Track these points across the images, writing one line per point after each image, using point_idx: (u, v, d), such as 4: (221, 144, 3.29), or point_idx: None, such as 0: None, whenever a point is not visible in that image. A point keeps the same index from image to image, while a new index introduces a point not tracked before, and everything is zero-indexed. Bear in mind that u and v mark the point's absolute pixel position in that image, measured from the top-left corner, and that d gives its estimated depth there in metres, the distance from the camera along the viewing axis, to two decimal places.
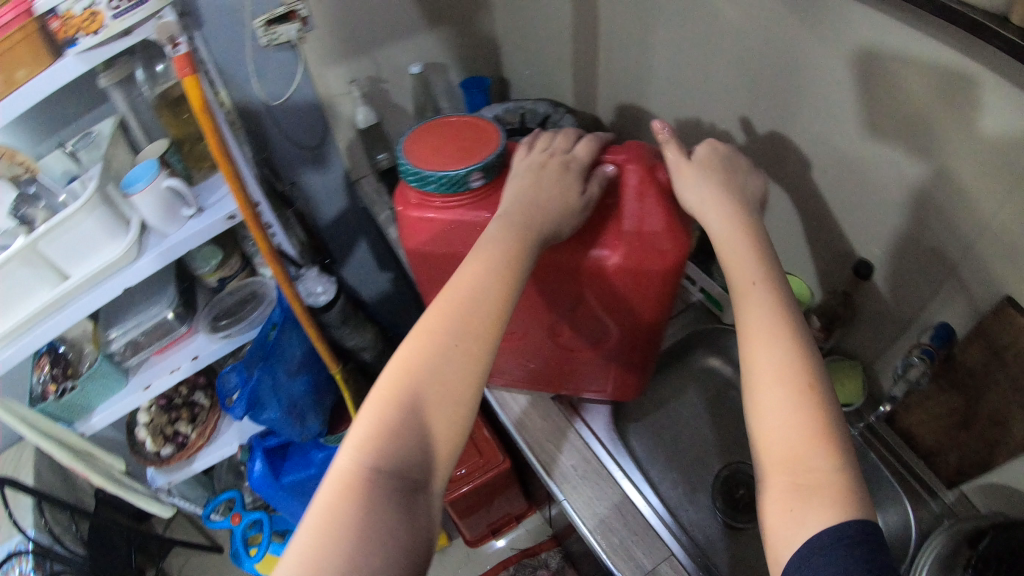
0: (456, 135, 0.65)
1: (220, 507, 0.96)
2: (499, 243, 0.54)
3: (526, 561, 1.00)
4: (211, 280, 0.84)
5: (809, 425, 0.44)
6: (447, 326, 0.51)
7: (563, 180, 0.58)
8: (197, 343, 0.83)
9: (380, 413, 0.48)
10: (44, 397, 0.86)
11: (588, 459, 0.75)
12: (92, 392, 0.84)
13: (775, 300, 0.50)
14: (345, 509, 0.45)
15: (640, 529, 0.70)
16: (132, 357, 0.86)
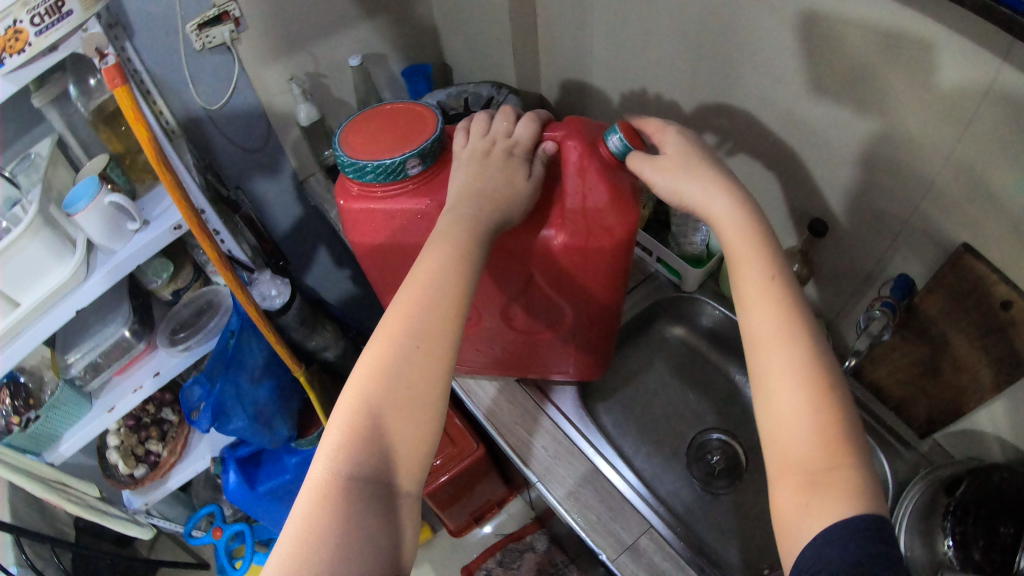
0: (394, 124, 0.65)
1: (201, 523, 0.95)
2: (450, 237, 0.53)
3: (512, 546, 0.99)
4: (165, 293, 0.81)
5: (823, 423, 0.45)
6: (405, 326, 0.50)
7: (508, 166, 0.58)
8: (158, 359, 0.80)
9: (346, 421, 0.48)
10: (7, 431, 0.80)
11: (560, 440, 0.75)
12: (57, 419, 0.82)
13: (792, 298, 0.49)
14: (319, 517, 0.45)
15: (616, 505, 0.70)
16: (94, 380, 0.84)
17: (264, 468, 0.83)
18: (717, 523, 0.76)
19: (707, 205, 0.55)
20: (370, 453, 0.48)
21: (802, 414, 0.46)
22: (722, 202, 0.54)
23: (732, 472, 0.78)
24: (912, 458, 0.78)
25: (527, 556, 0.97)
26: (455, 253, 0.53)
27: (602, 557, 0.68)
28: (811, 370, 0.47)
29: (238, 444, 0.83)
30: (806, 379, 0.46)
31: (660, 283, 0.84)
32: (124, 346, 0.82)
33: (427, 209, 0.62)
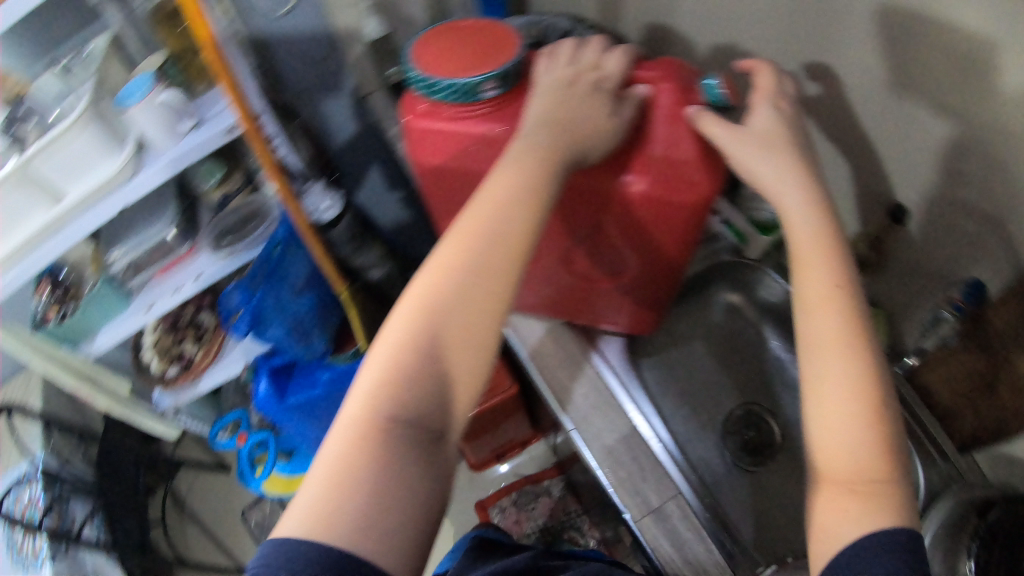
0: (473, 40, 0.61)
1: (227, 428, 0.94)
2: (526, 168, 0.50)
3: (529, 488, 1.00)
4: (214, 196, 0.80)
5: (870, 437, 0.45)
6: (469, 259, 0.47)
7: (594, 100, 0.54)
8: (200, 263, 0.80)
9: (394, 354, 0.46)
10: (45, 321, 0.84)
11: (602, 389, 0.73)
12: (94, 314, 0.82)
13: (856, 310, 0.48)
14: (352, 458, 0.43)
15: (648, 465, 0.68)
16: (134, 280, 0.83)
17: (295, 379, 0.82)
18: (742, 495, 0.75)
19: (784, 190, 0.52)
20: (417, 391, 0.45)
21: (849, 429, 0.46)
22: (796, 198, 0.51)
23: (766, 449, 0.77)
24: (947, 471, 0.69)
25: (543, 499, 0.99)
26: (529, 187, 0.49)
27: (625, 515, 0.67)
28: (859, 380, 0.47)
29: (273, 354, 0.83)
30: (854, 391, 0.46)
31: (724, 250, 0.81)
32: (168, 247, 0.81)
33: (498, 135, 0.59)
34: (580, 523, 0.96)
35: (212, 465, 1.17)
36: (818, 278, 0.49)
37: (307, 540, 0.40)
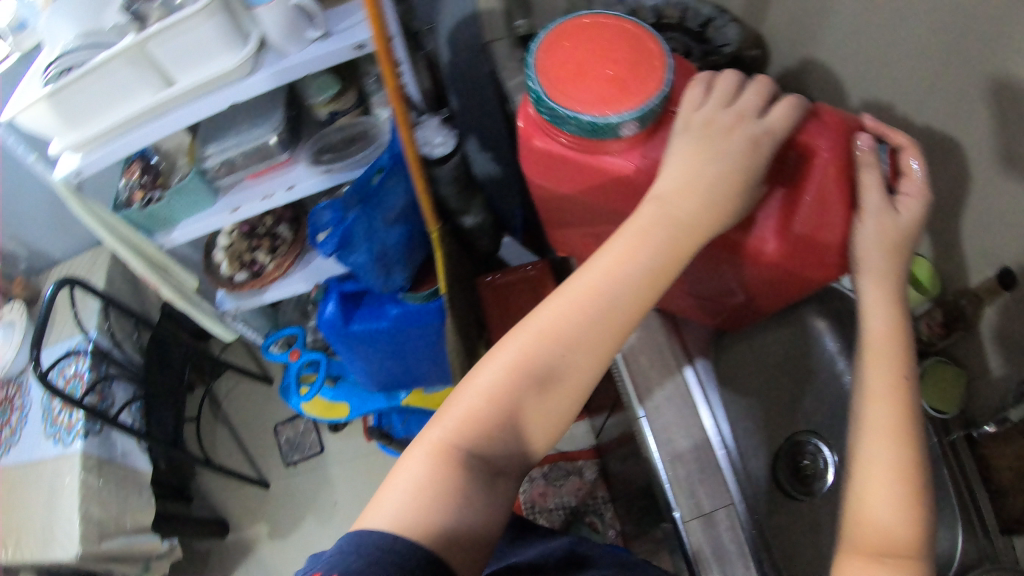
0: (613, 57, 0.50)
1: (280, 342, 0.98)
2: (674, 223, 0.45)
3: (563, 464, 1.07)
4: (322, 112, 0.79)
5: (909, 530, 0.46)
6: (594, 306, 0.44)
7: (753, 158, 0.45)
8: (295, 175, 0.80)
9: (483, 404, 0.44)
10: (129, 204, 0.83)
11: (679, 384, 0.71)
12: (179, 206, 0.81)
13: (911, 407, 0.49)
14: (437, 480, 0.42)
15: (709, 470, 0.66)
16: (225, 178, 0.82)
17: (362, 308, 0.83)
18: (790, 517, 0.74)
19: (884, 287, 0.52)
20: (518, 427, 0.44)
21: (892, 507, 0.46)
22: (871, 294, 0.52)
23: (816, 480, 0.75)
24: (986, 546, 0.64)
25: (574, 477, 1.05)
26: (677, 245, 0.45)
27: (675, 513, 0.65)
28: (904, 468, 0.48)
29: (344, 279, 0.84)
30: (900, 478, 0.47)
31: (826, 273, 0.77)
32: (266, 152, 0.79)
33: (633, 178, 0.50)
34: (603, 511, 1.02)
35: (256, 375, 1.21)
36: (883, 373, 0.50)
37: (385, 529, 0.40)
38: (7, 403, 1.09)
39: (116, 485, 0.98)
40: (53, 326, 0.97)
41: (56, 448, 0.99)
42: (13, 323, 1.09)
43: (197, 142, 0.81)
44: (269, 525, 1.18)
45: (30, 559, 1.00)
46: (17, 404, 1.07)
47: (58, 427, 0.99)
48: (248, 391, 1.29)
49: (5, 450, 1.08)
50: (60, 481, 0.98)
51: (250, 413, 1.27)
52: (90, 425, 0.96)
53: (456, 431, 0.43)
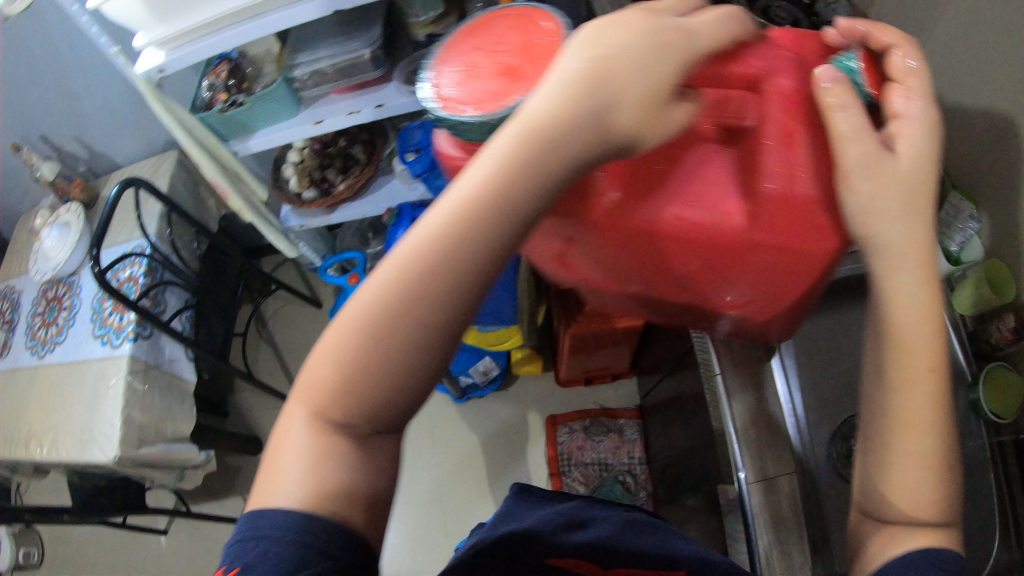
0: (502, 49, 0.41)
1: (336, 266, 0.99)
2: (563, 135, 0.30)
3: (605, 420, 1.18)
4: (419, 34, 0.78)
5: (937, 504, 0.38)
6: (439, 250, 0.30)
7: (648, 54, 0.30)
8: (385, 93, 0.79)
9: (324, 376, 0.33)
10: (209, 106, 0.79)
11: (757, 343, 0.70)
12: (261, 114, 0.79)
13: (949, 385, 0.38)
14: (299, 458, 0.33)
15: (779, 436, 0.65)
16: (312, 90, 0.80)
17: None
18: None
19: (909, 254, 0.36)
20: (370, 413, 0.32)
21: (932, 498, 0.38)
22: (910, 275, 0.36)
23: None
24: None
25: (614, 432, 1.17)
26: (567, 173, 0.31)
27: (740, 472, 0.64)
28: (948, 451, 0.38)
29: (417, 208, 0.85)
30: (941, 470, 0.38)
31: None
32: (358, 68, 0.77)
33: None
34: (636, 472, 1.13)
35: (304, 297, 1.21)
36: (908, 363, 0.37)
37: (298, 509, 0.32)
38: (56, 303, 1.10)
39: (161, 391, 1.00)
40: (113, 226, 0.96)
41: (102, 349, 0.99)
42: (69, 223, 1.09)
43: (286, 49, 0.78)
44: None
45: (66, 457, 1.00)
46: (66, 304, 1.08)
47: (106, 328, 0.99)
48: (295, 312, 1.29)
49: (51, 348, 1.09)
50: (103, 382, 0.97)
51: (295, 334, 1.27)
52: (140, 329, 0.96)
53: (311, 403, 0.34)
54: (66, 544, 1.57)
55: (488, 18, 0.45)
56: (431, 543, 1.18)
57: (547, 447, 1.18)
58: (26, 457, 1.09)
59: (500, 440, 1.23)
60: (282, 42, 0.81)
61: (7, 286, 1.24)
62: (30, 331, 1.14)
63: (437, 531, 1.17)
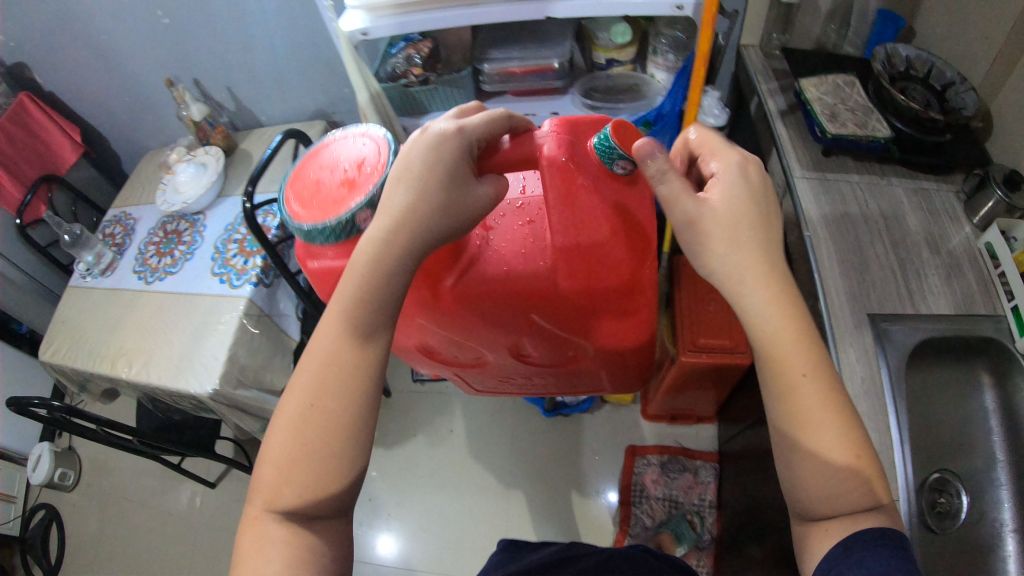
0: (344, 167, 0.65)
1: None
2: (408, 224, 0.51)
3: (682, 458, 1.22)
4: (600, 56, 0.96)
5: (849, 501, 0.51)
6: (342, 319, 0.52)
7: (452, 166, 0.51)
8: (562, 103, 0.98)
9: (286, 446, 0.51)
10: (404, 77, 0.93)
11: (873, 378, 0.78)
12: (440, 95, 0.96)
13: (833, 386, 0.53)
14: (278, 532, 0.50)
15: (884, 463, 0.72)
16: (494, 85, 0.97)
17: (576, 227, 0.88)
18: (941, 548, 0.84)
19: (751, 269, 0.53)
20: (323, 450, 0.50)
21: (838, 500, 0.51)
22: (759, 287, 0.54)
23: (950, 517, 0.86)
24: None
25: (689, 472, 1.20)
26: (420, 243, 0.52)
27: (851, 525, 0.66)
28: (852, 446, 0.51)
29: None
30: (846, 460, 0.51)
31: (997, 327, 0.83)
32: (542, 73, 0.94)
33: None
34: (705, 515, 1.16)
35: None
36: (781, 364, 0.53)
37: None
38: (175, 236, 1.15)
39: (270, 339, 1.05)
40: (268, 171, 1.07)
41: (219, 287, 1.03)
42: (205, 165, 1.17)
43: (479, 42, 0.95)
44: (392, 430, 1.37)
45: (155, 382, 1.01)
46: (185, 239, 1.13)
47: (227, 268, 1.04)
48: None
49: (159, 276, 1.13)
50: (215, 318, 1.00)
51: None
52: (263, 276, 1.02)
53: (278, 473, 0.51)
54: (102, 472, 1.61)
55: (340, 137, 0.68)
56: (482, 536, 1.20)
57: (622, 472, 1.22)
58: (109, 375, 1.09)
59: (558, 449, 1.28)
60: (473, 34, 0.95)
61: (123, 211, 1.31)
62: (141, 257, 1.19)
63: (496, 523, 1.21)
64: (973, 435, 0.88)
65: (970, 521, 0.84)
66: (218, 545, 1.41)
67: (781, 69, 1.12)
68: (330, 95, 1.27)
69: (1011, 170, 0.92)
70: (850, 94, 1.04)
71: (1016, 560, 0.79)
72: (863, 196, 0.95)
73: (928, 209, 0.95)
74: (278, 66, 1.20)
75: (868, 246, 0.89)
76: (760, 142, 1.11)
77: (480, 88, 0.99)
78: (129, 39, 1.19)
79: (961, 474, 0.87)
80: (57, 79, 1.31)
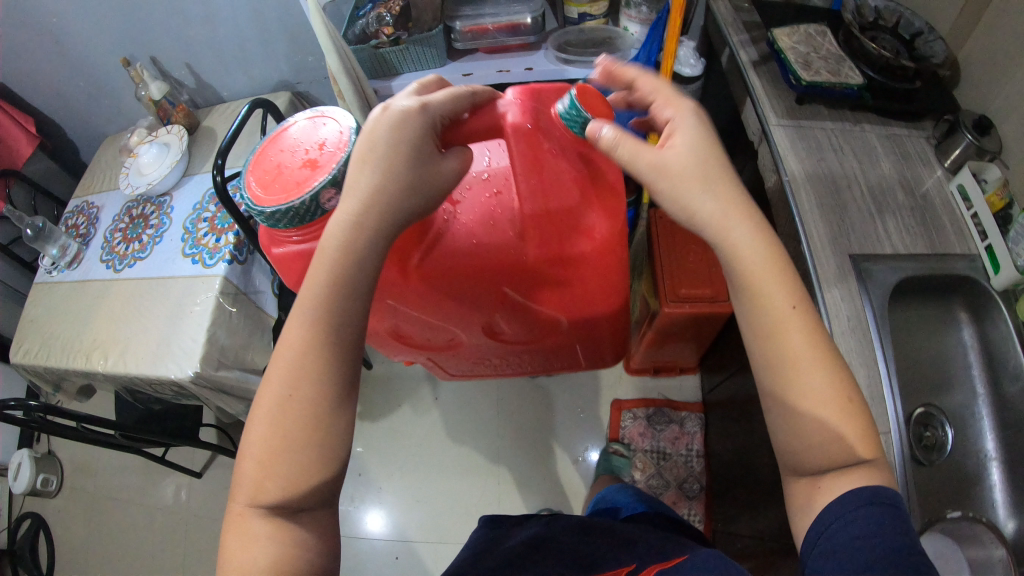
0: (305, 150, 0.65)
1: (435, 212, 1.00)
2: (376, 206, 0.49)
3: (667, 410, 1.23)
4: (573, 11, 0.94)
5: (844, 447, 0.51)
6: (314, 307, 0.49)
7: (421, 142, 0.50)
8: (534, 59, 0.94)
9: (265, 440, 0.48)
10: (376, 37, 0.90)
11: (857, 317, 0.79)
12: (412, 56, 0.93)
13: (814, 324, 0.53)
14: (262, 526, 0.48)
15: (873, 397, 0.74)
16: (466, 44, 0.94)
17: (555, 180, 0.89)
18: (930, 482, 0.86)
19: (733, 209, 0.53)
20: (307, 440, 0.48)
21: (833, 451, 0.51)
22: (742, 228, 0.53)
23: (937, 450, 0.88)
24: None
25: (676, 423, 1.21)
26: (392, 224, 0.50)
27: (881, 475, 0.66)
28: (842, 390, 0.52)
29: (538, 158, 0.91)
30: (839, 404, 0.51)
31: (972, 265, 0.86)
32: (516, 28, 0.93)
33: None
34: (693, 463, 1.18)
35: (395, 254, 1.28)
36: (772, 310, 0.53)
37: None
38: (142, 220, 1.10)
39: (248, 318, 1.02)
40: (236, 146, 1.03)
41: (193, 268, 1.00)
42: (169, 144, 1.12)
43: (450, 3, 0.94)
44: (382, 407, 1.35)
45: (134, 371, 0.97)
46: (153, 223, 1.09)
47: (198, 248, 1.01)
48: None
49: (129, 263, 1.09)
50: (190, 301, 0.97)
51: None
52: (236, 253, 0.99)
53: (259, 468, 0.48)
54: (86, 475, 1.56)
55: (303, 124, 0.69)
56: (480, 508, 1.20)
57: (609, 428, 1.23)
58: (83, 368, 1.06)
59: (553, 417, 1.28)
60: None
61: (85, 201, 1.25)
62: (108, 245, 1.14)
63: (493, 495, 1.21)
64: (954, 370, 0.91)
65: (954, 452, 0.87)
66: (211, 537, 1.38)
67: (752, 19, 1.11)
68: (296, 66, 1.22)
69: (980, 116, 0.94)
70: (822, 43, 1.04)
71: (1003, 489, 0.83)
72: (839, 145, 0.95)
73: (903, 155, 0.96)
74: (241, 39, 1.16)
75: (845, 189, 0.90)
76: (734, 94, 1.10)
77: (452, 46, 0.96)
78: (76, 15, 1.12)
79: (944, 408, 0.90)
80: (1, 63, 1.23)
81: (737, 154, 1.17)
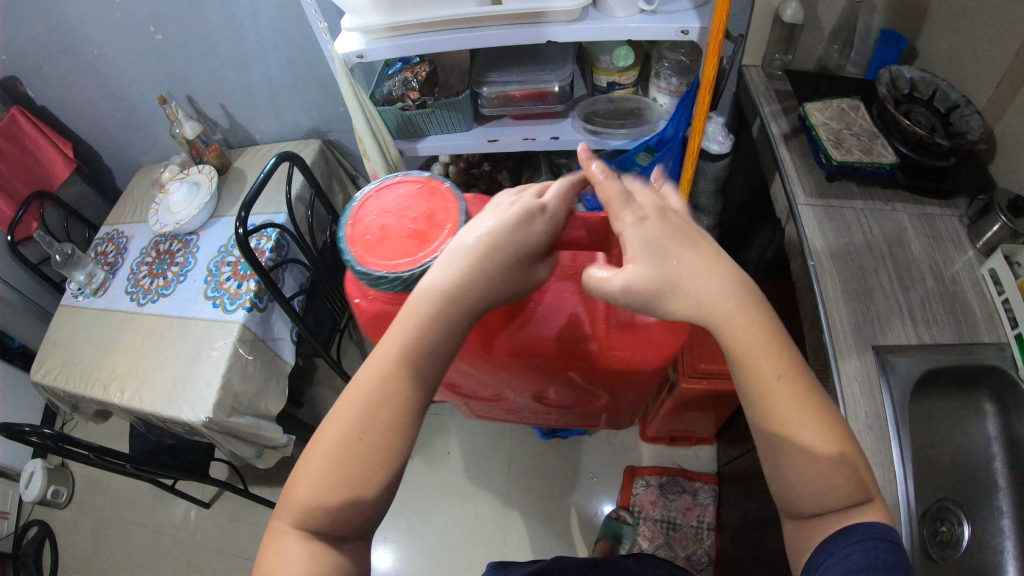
0: (412, 216, 0.60)
1: None
2: (471, 281, 0.50)
3: (680, 479, 1.21)
4: (602, 80, 0.94)
5: (841, 490, 0.50)
6: (395, 355, 0.50)
7: (530, 236, 0.53)
8: (559, 128, 0.96)
9: (325, 467, 0.48)
10: (401, 101, 0.91)
11: (875, 412, 0.76)
12: (438, 120, 0.93)
13: (803, 386, 0.51)
14: (296, 546, 0.48)
15: (889, 502, 0.70)
16: (493, 109, 0.95)
17: None
18: None
19: (722, 299, 0.51)
20: (364, 476, 0.48)
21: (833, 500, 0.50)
22: (722, 307, 0.51)
23: (952, 547, 0.85)
24: None
25: (687, 494, 1.19)
26: (482, 304, 0.51)
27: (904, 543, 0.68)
28: (835, 441, 0.51)
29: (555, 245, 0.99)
30: (825, 455, 0.50)
31: (1000, 354, 0.82)
32: (543, 97, 0.92)
33: None
34: (704, 537, 1.15)
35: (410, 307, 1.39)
36: (756, 375, 0.51)
37: None
38: (168, 257, 1.13)
39: (263, 364, 1.04)
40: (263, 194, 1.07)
41: (213, 311, 1.02)
42: (198, 184, 1.15)
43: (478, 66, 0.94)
44: None
45: (149, 409, 0.98)
46: (179, 261, 1.11)
47: (220, 292, 1.03)
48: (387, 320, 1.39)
49: (153, 298, 1.11)
50: (208, 344, 0.99)
51: None
52: (256, 301, 1.01)
53: (315, 491, 0.48)
54: (94, 492, 1.59)
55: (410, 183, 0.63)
56: (478, 560, 1.18)
57: (620, 493, 1.22)
58: (100, 399, 1.07)
59: (558, 471, 1.27)
60: (471, 59, 0.95)
61: (115, 229, 1.28)
62: (134, 277, 1.17)
63: (493, 547, 1.20)
64: (977, 465, 0.87)
65: (969, 551, 0.83)
66: (211, 566, 1.39)
67: (783, 89, 1.11)
68: (326, 113, 1.25)
69: (1015, 196, 0.90)
70: (855, 119, 1.02)
71: None
72: (867, 224, 0.93)
73: (932, 235, 0.93)
74: (276, 85, 1.19)
75: (871, 272, 0.88)
76: (761, 164, 1.09)
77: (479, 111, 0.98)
78: (122, 55, 1.18)
79: (961, 503, 0.86)
80: (50, 93, 1.29)
81: (761, 222, 1.15)
